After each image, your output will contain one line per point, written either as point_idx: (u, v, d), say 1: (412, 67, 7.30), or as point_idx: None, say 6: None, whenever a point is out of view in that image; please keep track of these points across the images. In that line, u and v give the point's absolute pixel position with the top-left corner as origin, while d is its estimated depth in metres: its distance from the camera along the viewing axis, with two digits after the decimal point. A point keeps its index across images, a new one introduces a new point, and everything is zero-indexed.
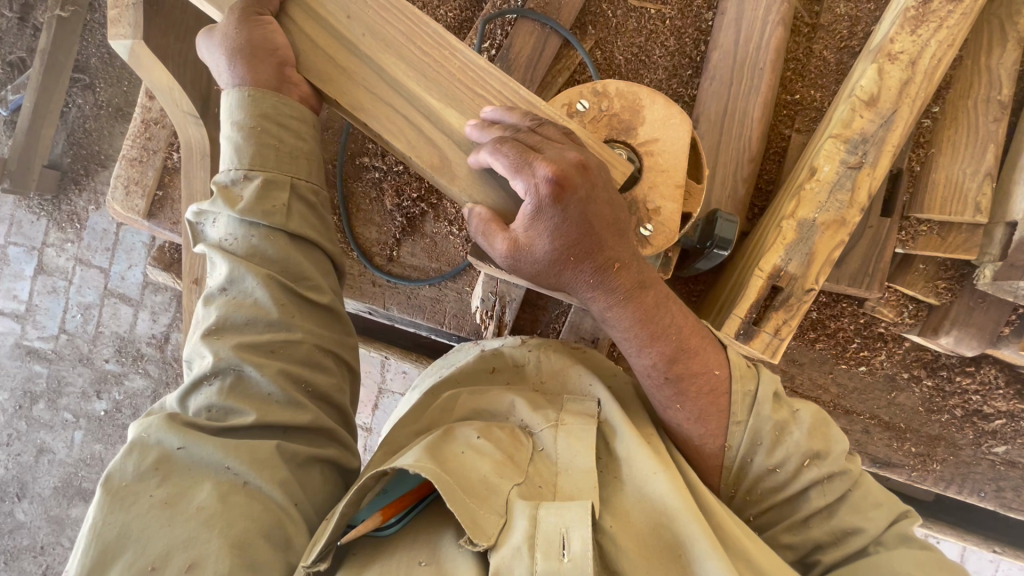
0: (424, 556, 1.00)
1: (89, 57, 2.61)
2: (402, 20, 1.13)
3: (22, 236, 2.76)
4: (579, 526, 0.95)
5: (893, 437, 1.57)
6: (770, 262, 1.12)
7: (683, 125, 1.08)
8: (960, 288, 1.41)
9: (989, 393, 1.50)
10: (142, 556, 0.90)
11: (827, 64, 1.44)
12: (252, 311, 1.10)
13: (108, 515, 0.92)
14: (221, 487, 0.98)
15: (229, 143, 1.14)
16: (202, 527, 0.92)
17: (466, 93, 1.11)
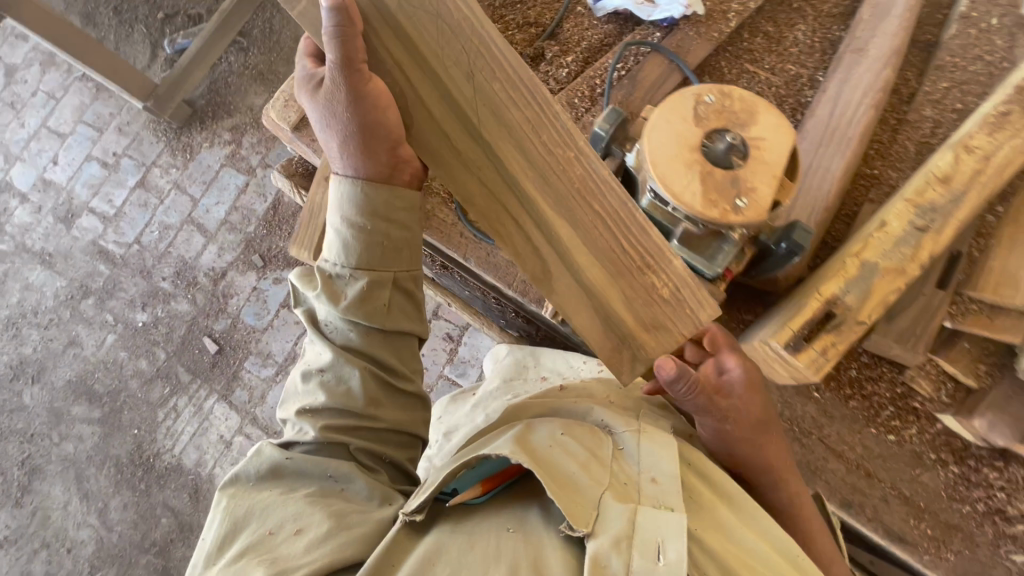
0: (512, 523, 1.00)
1: (254, 28, 3.07)
2: (531, 106, 0.97)
3: (137, 151, 3.05)
4: (673, 535, 0.90)
5: (939, 527, 1.21)
6: (828, 288, 1.07)
7: (825, 168, 1.22)
8: (1007, 377, 1.14)
9: (1017, 493, 1.19)
10: (257, 527, 1.01)
11: (926, 129, 1.25)
12: (341, 398, 1.11)
13: (237, 494, 1.07)
14: (323, 486, 1.07)
15: (338, 236, 1.09)
16: (308, 506, 1.02)
17: (575, 214, 0.97)
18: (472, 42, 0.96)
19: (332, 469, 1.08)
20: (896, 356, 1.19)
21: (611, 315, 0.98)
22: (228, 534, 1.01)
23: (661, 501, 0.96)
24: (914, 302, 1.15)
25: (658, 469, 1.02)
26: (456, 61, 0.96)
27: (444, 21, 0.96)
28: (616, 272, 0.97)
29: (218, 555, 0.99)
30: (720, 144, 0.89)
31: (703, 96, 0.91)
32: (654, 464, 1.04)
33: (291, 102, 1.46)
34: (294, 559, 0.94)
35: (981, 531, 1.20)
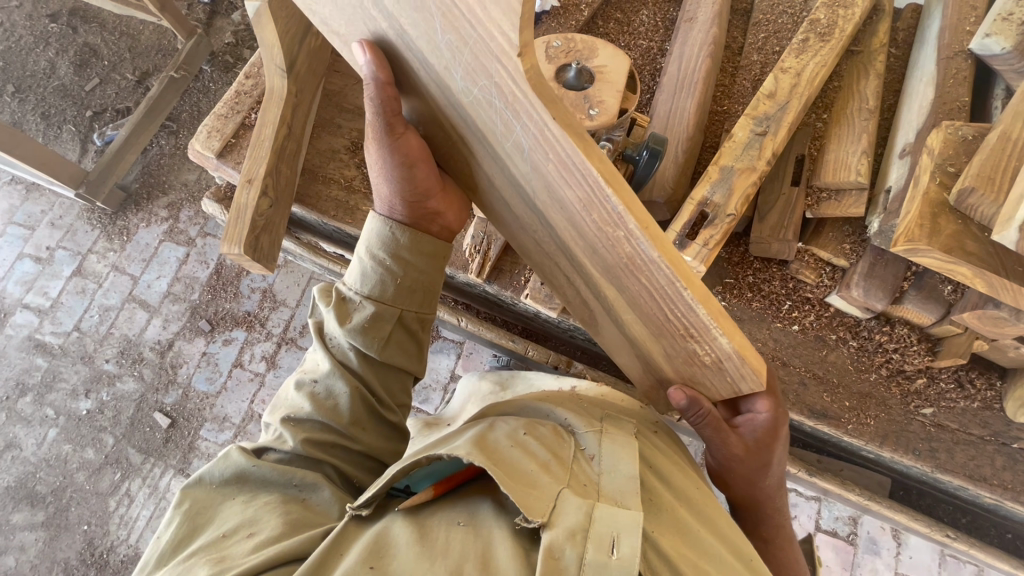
0: (462, 516, 0.86)
1: (181, 111, 3.23)
2: (580, 184, 0.75)
3: (71, 242, 3.07)
4: (628, 533, 0.76)
5: (853, 399, 1.33)
6: (698, 193, 1.24)
7: (681, 112, 1.42)
8: (869, 249, 1.31)
9: (907, 350, 1.33)
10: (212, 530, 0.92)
11: (752, 74, 1.51)
12: (326, 414, 1.04)
13: (196, 498, 0.98)
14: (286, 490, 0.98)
15: (358, 263, 1.08)
16: (266, 510, 0.93)
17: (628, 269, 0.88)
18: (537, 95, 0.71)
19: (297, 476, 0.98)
20: (777, 253, 1.36)
21: (654, 365, 1.03)
22: (181, 535, 0.93)
23: (618, 498, 0.84)
24: (776, 202, 1.34)
25: (617, 465, 0.90)
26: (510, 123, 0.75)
27: (500, 101, 0.73)
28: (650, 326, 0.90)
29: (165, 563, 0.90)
30: (570, 73, 1.07)
31: (551, 42, 1.11)
32: (616, 463, 0.90)
33: (213, 133, 1.59)
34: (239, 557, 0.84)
35: (890, 394, 1.33)
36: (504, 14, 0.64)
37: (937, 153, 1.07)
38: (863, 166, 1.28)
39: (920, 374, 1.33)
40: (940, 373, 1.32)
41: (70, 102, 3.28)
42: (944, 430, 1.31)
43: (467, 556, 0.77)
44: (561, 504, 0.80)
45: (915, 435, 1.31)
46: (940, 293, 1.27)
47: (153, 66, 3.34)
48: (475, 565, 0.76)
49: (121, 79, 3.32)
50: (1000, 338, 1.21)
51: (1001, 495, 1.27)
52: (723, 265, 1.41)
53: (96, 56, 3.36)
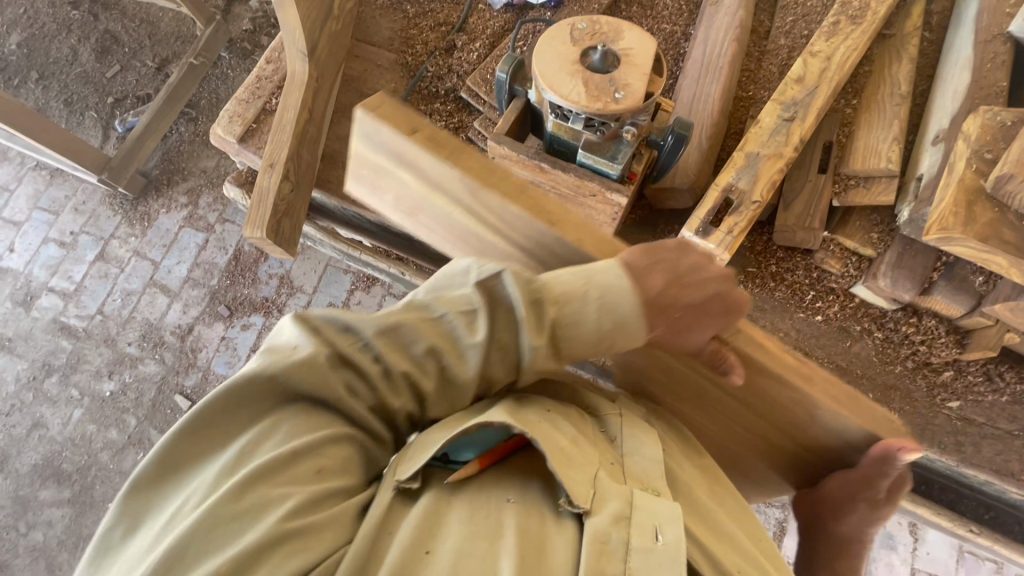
0: (510, 495, 0.76)
1: (200, 98, 3.25)
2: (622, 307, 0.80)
3: (94, 227, 3.12)
4: (670, 523, 0.71)
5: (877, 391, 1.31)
6: (723, 179, 1.22)
7: (708, 97, 1.39)
8: (897, 239, 1.28)
9: (934, 343, 1.31)
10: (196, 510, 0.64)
11: (777, 59, 1.48)
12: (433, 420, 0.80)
13: (166, 451, 0.70)
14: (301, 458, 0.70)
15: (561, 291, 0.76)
16: (352, 456, 0.76)
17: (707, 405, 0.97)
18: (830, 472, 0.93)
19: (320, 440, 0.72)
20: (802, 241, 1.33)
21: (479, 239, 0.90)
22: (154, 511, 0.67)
23: (645, 480, 0.79)
24: (803, 189, 1.31)
25: (642, 446, 0.84)
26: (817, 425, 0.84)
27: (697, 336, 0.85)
28: (686, 384, 0.94)
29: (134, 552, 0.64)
30: (596, 56, 1.05)
31: (577, 24, 1.08)
32: (639, 442, 0.84)
33: (235, 118, 1.60)
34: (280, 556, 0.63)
35: (915, 387, 1.31)
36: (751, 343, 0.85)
37: (973, 139, 1.04)
38: (894, 154, 1.26)
39: (947, 367, 1.30)
40: (969, 366, 1.30)
41: (92, 89, 3.32)
42: (971, 424, 1.28)
43: (526, 542, 0.69)
44: (604, 492, 0.74)
45: (941, 428, 1.28)
46: (971, 284, 1.23)
47: (172, 54, 3.36)
48: (531, 555, 0.68)
49: (141, 66, 3.36)
50: None
51: None
52: (745, 253, 1.40)
53: (117, 42, 3.40)
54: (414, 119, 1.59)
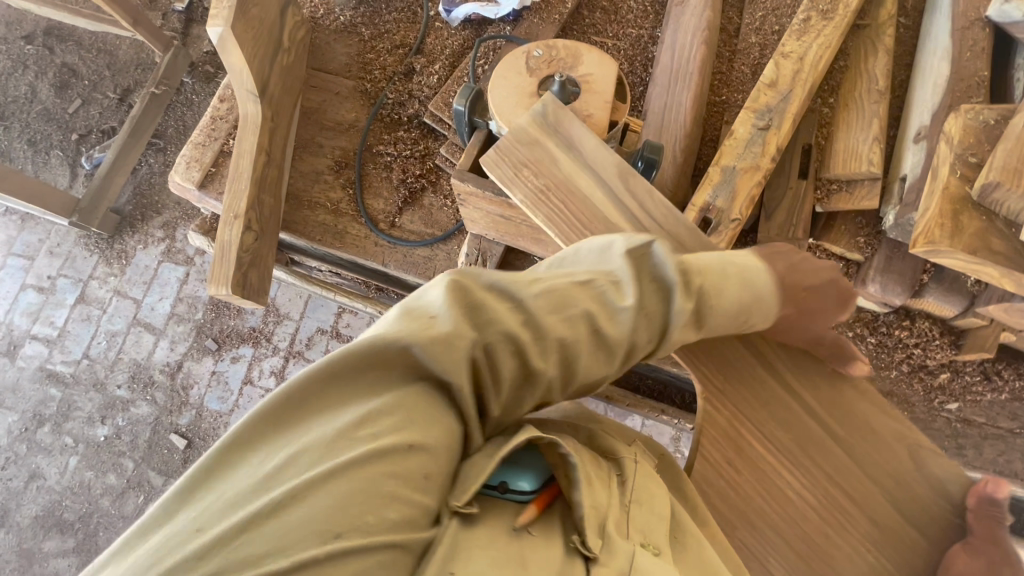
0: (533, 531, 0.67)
1: (167, 127, 3.15)
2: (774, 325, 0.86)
3: (72, 269, 3.06)
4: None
5: None
6: (699, 199, 1.16)
7: (680, 106, 1.33)
8: (885, 242, 1.24)
9: (929, 345, 1.27)
10: (306, 490, 0.52)
11: (749, 59, 1.42)
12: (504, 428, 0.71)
13: (296, 390, 0.57)
14: (417, 471, 0.58)
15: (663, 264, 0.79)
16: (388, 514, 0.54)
17: (852, 467, 0.90)
18: (851, 542, 0.89)
19: (434, 466, 0.59)
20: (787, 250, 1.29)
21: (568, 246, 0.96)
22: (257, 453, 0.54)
23: (646, 534, 0.70)
24: (784, 197, 1.27)
25: (651, 497, 0.75)
26: (861, 494, 0.89)
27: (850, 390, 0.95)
28: (752, 388, 0.94)
29: (218, 500, 0.51)
30: (554, 85, 1.00)
31: (532, 51, 1.03)
32: (650, 489, 0.76)
33: (192, 164, 1.54)
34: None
35: (912, 391, 1.28)
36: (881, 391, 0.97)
37: (957, 142, 0.99)
38: (875, 154, 1.21)
39: (944, 368, 1.27)
40: (965, 366, 1.26)
41: (55, 126, 3.22)
42: (971, 425, 1.26)
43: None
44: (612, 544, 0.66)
45: (940, 432, 1.26)
46: (962, 284, 1.18)
47: (134, 83, 3.27)
48: None
49: (103, 98, 3.26)
50: None
51: None
52: None
53: (75, 75, 3.29)
54: (378, 149, 1.53)
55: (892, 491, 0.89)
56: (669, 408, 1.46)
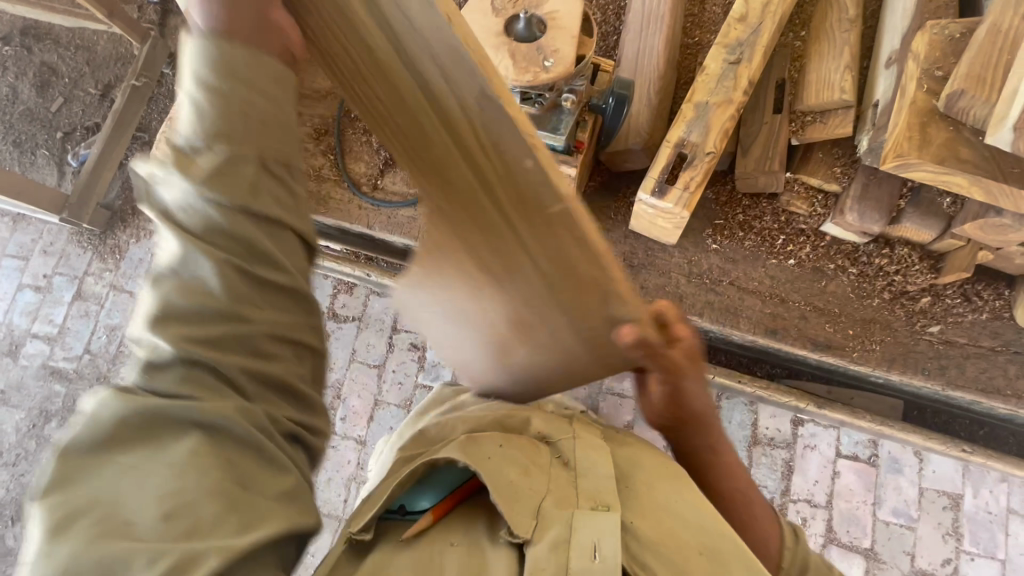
0: (456, 536, 0.83)
1: (151, 120, 3.14)
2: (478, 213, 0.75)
3: (67, 267, 3.07)
4: (607, 535, 0.78)
5: (856, 326, 1.30)
6: (673, 135, 1.17)
7: (652, 49, 1.33)
8: (861, 170, 1.25)
9: (909, 271, 1.29)
10: (128, 493, 0.57)
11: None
12: (189, 294, 0.60)
13: (149, 417, 0.60)
14: (225, 477, 0.60)
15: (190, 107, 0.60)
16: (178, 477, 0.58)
17: (546, 282, 0.73)
18: (544, 334, 0.83)
19: (241, 457, 0.62)
20: (765, 186, 1.30)
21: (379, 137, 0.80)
22: (114, 458, 0.58)
23: (596, 498, 0.85)
24: (759, 133, 1.28)
25: (595, 470, 0.89)
26: (540, 307, 0.78)
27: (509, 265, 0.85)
28: None
29: (80, 513, 0.55)
30: (520, 25, 1.00)
31: None
32: (593, 464, 0.90)
33: None
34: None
35: (895, 317, 1.29)
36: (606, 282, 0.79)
37: (923, 58, 0.99)
38: (847, 83, 1.22)
39: (924, 293, 1.29)
40: (946, 289, 1.28)
41: (39, 126, 3.21)
42: (954, 347, 1.27)
43: None
44: (549, 517, 0.80)
45: (923, 355, 1.27)
46: (939, 206, 1.21)
47: (115, 78, 3.25)
48: None
49: (85, 95, 3.25)
50: (1005, 246, 1.16)
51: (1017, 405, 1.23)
52: (711, 207, 1.38)
53: (56, 74, 3.28)
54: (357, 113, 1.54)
55: (580, 316, 0.77)
56: None
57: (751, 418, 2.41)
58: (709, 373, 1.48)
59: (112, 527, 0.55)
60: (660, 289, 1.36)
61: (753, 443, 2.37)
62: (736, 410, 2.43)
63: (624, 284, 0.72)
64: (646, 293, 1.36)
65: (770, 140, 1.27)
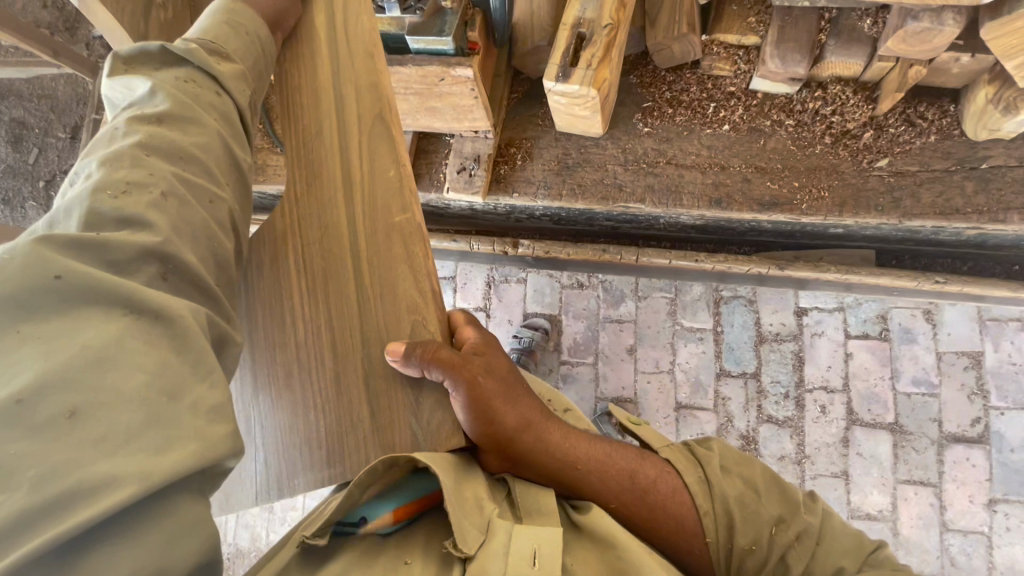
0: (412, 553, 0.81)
1: None
2: (336, 229, 1.03)
3: None
4: (550, 544, 0.79)
5: (800, 177, 1.26)
6: (569, 16, 1.14)
7: None
8: (775, 13, 1.20)
9: (845, 108, 1.24)
10: (21, 372, 0.58)
11: None
12: (136, 169, 0.77)
13: (66, 291, 0.65)
14: (155, 396, 0.63)
15: (152, 86, 0.87)
16: (64, 384, 0.59)
17: (377, 278, 1.01)
18: (384, 322, 1.00)
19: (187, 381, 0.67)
20: (682, 56, 1.28)
21: (329, 174, 1.04)
22: (22, 332, 0.62)
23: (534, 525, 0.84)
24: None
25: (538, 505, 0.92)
26: (372, 303, 1.01)
27: (378, 286, 1.01)
28: (320, 265, 1.03)
29: None
30: None
31: None
32: (537, 502, 0.92)
33: None
34: (9, 505, 0.53)
35: (841, 160, 1.25)
36: (375, 290, 1.01)
37: None
38: None
39: (867, 128, 1.24)
40: (888, 119, 1.23)
41: (22, 179, 3.24)
42: (905, 176, 1.23)
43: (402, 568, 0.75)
44: (495, 530, 0.80)
45: (875, 192, 1.23)
46: (861, 32, 1.15)
47: (79, 118, 3.24)
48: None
49: (54, 140, 3.25)
50: (936, 55, 1.09)
51: (978, 222, 1.19)
52: (636, 91, 1.35)
53: (25, 127, 3.27)
54: None
55: (416, 282, 1.00)
56: (609, 249, 1.51)
57: (753, 317, 2.37)
58: (668, 260, 1.50)
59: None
60: (599, 184, 1.34)
61: (759, 341, 2.35)
62: (737, 312, 2.38)
63: (416, 267, 1.00)
64: (585, 191, 1.35)
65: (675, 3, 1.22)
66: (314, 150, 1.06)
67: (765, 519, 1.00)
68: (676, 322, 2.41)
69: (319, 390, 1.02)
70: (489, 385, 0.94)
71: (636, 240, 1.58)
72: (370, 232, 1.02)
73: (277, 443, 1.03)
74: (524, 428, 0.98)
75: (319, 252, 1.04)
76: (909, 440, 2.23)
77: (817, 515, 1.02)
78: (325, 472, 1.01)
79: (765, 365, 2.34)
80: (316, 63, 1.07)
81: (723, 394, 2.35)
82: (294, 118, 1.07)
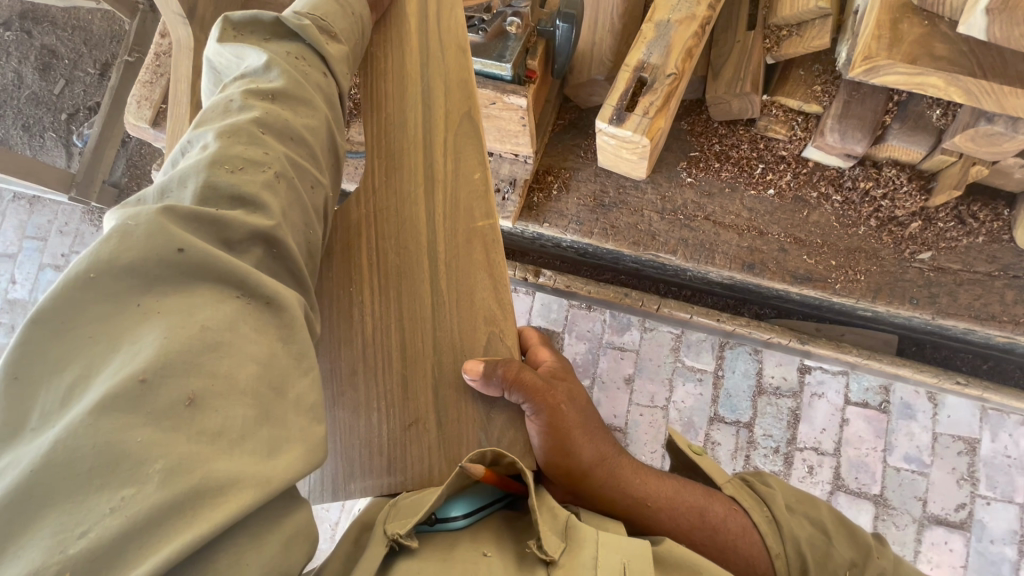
0: (490, 547, 0.76)
1: None
2: (422, 227, 1.00)
3: None
4: (636, 555, 0.72)
5: (839, 257, 1.23)
6: (633, 58, 1.10)
7: None
8: (843, 85, 1.15)
9: (897, 194, 1.20)
10: (145, 350, 0.58)
11: None
12: (250, 150, 0.75)
13: (187, 266, 0.64)
14: (262, 391, 0.62)
15: (263, 58, 0.85)
16: (189, 366, 0.59)
17: (454, 280, 0.98)
18: (456, 329, 0.96)
19: (288, 375, 0.66)
20: (739, 112, 1.24)
21: (418, 168, 1.02)
22: (146, 306, 0.61)
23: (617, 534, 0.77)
24: (731, 50, 1.20)
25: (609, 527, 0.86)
26: (445, 305, 0.97)
27: (460, 290, 0.97)
28: (398, 262, 1.00)
29: (84, 413, 0.54)
30: None
31: None
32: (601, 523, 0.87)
33: (143, 102, 1.56)
34: (142, 495, 0.52)
35: (882, 246, 1.22)
36: (452, 293, 0.98)
37: None
38: None
39: (914, 218, 1.21)
40: (937, 213, 1.20)
41: (45, 109, 3.17)
42: (945, 272, 1.20)
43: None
44: (577, 540, 0.75)
45: (910, 284, 1.20)
46: (928, 120, 1.11)
47: (111, 57, 3.17)
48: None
49: (83, 74, 3.18)
50: (1002, 159, 1.06)
51: (1012, 331, 1.17)
52: (685, 138, 1.31)
53: (56, 56, 3.19)
54: None
55: (496, 283, 0.97)
56: (631, 293, 1.49)
57: (755, 367, 2.33)
58: (687, 313, 1.48)
59: (123, 392, 0.55)
60: (632, 227, 1.31)
61: (758, 393, 2.32)
62: (740, 359, 2.35)
63: (497, 273, 0.97)
64: (617, 233, 1.31)
65: (745, 57, 1.18)
66: (395, 141, 1.04)
67: (839, 561, 0.94)
68: (677, 360, 2.38)
69: (378, 390, 0.97)
70: (567, 413, 0.92)
71: (658, 284, 1.56)
72: (461, 232, 0.99)
73: (335, 446, 0.97)
74: (594, 460, 0.96)
75: (399, 250, 1.00)
76: (891, 514, 2.22)
77: (889, 560, 0.95)
78: (383, 481, 0.95)
79: (760, 417, 2.31)
80: (403, 59, 1.06)
81: (713, 438, 2.32)
82: (382, 108, 1.05)
